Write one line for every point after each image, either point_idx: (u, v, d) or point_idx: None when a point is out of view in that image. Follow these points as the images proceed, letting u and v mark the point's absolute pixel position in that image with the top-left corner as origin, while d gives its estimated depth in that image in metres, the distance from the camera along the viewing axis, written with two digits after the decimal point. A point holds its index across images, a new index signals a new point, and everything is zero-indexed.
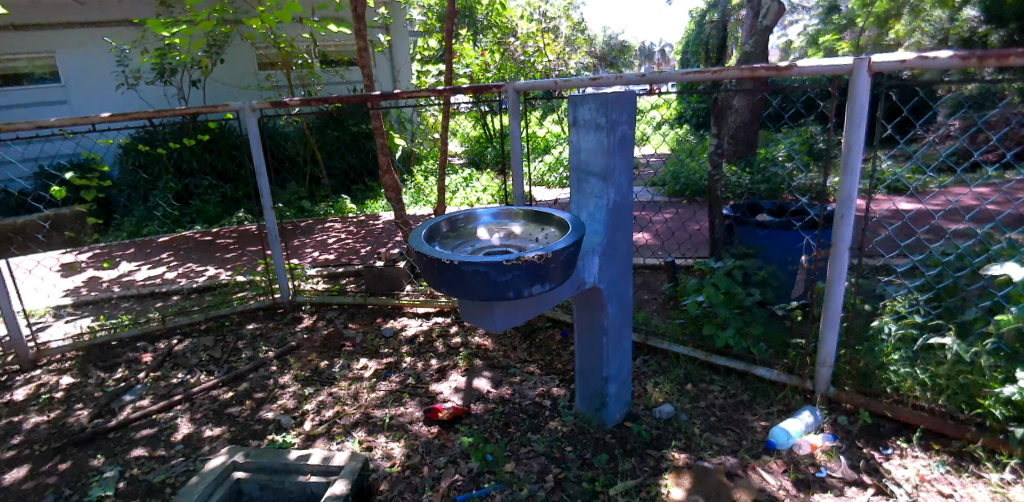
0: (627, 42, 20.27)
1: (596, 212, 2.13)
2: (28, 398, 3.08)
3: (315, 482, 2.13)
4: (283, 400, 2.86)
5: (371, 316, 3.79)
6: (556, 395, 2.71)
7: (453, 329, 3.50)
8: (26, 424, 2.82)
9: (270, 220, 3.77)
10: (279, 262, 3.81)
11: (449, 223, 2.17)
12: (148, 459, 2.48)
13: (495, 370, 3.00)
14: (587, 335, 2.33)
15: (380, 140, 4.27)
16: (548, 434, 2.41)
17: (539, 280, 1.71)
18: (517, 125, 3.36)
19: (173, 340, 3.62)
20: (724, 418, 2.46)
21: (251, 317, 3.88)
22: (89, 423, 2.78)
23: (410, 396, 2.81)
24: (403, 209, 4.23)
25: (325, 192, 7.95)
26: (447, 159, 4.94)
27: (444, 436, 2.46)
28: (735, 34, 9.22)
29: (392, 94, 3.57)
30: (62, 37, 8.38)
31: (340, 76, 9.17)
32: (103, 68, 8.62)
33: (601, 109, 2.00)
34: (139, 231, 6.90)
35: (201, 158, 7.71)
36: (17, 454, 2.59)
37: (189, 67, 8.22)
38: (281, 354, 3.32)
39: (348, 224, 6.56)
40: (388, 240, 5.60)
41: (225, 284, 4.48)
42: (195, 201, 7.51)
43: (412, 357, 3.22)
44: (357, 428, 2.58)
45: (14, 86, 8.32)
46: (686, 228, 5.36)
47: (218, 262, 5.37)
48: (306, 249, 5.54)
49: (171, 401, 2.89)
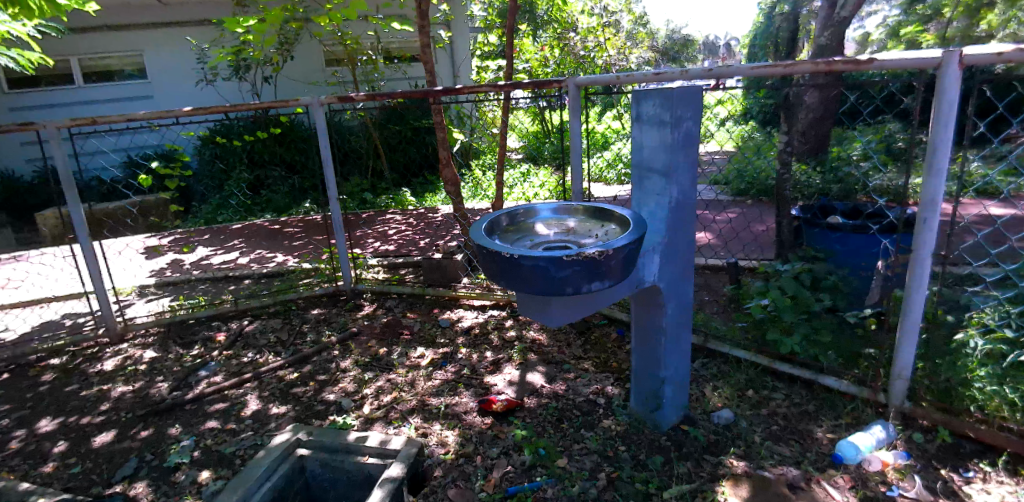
0: (691, 36, 19.53)
1: (657, 211, 2.09)
2: (117, 368, 3.36)
3: (372, 464, 2.25)
4: (344, 384, 2.97)
5: (428, 306, 3.86)
6: (611, 393, 2.68)
7: (509, 323, 3.52)
8: (114, 393, 3.08)
9: (335, 210, 3.90)
10: (342, 252, 3.93)
11: (509, 217, 2.18)
12: (220, 431, 2.64)
13: (549, 365, 3.00)
14: (644, 336, 2.30)
15: (440, 134, 4.34)
16: (601, 432, 2.39)
17: (598, 278, 1.69)
18: (577, 121, 3.32)
19: (244, 321, 3.82)
20: (787, 428, 2.37)
21: (315, 302, 4.03)
22: (169, 395, 2.99)
23: (464, 387, 2.86)
24: (461, 203, 4.28)
25: (387, 185, 8.17)
26: (505, 155, 4.96)
27: (498, 428, 2.48)
28: (807, 26, 8.77)
29: (453, 89, 3.60)
30: (148, 36, 8.99)
31: (402, 72, 9.35)
32: (184, 65, 9.16)
33: (665, 105, 1.96)
34: (215, 218, 7.34)
35: (271, 150, 8.06)
36: (106, 419, 2.83)
37: (262, 64, 8.65)
38: (342, 339, 3.44)
39: (408, 216, 6.73)
40: (446, 233, 5.69)
41: (292, 270, 4.68)
42: (266, 191, 7.91)
43: (467, 349, 3.26)
44: (413, 415, 2.64)
45: (107, 82, 9.05)
46: (751, 230, 5.18)
47: (286, 249, 5.61)
48: (368, 240, 5.70)
49: (241, 379, 3.05)
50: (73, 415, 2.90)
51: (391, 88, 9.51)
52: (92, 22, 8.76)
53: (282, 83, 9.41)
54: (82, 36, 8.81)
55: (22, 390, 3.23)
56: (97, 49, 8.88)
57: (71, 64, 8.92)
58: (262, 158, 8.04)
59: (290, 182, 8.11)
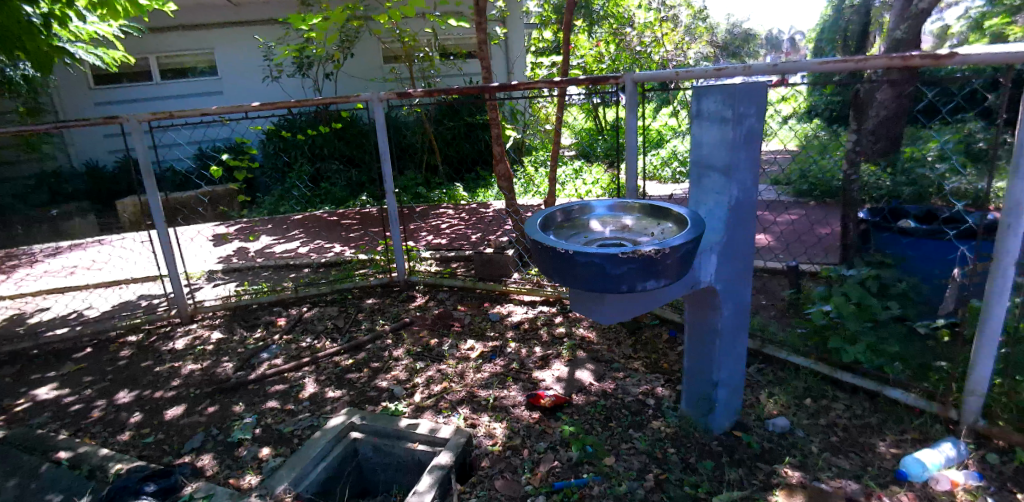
0: (752, 31, 18.85)
1: (716, 210, 2.04)
2: (187, 347, 3.57)
3: (422, 451, 2.32)
4: (396, 372, 3.05)
5: (479, 300, 3.90)
6: (661, 395, 2.65)
7: (558, 319, 3.52)
8: (184, 370, 3.28)
9: (391, 203, 4.00)
10: (397, 244, 4.04)
11: (564, 213, 2.17)
12: (279, 411, 2.77)
13: (598, 363, 2.99)
14: (697, 338, 2.26)
15: (495, 130, 4.38)
16: (650, 433, 2.37)
17: (654, 276, 1.68)
18: (633, 118, 3.28)
19: (303, 308, 3.98)
20: (847, 440, 2.27)
21: (370, 292, 4.15)
22: (233, 375, 3.16)
23: (513, 381, 2.88)
24: (513, 199, 4.31)
25: (440, 179, 8.31)
26: (559, 151, 4.95)
27: (545, 423, 2.50)
28: (880, 19, 8.30)
29: (509, 85, 3.62)
30: (220, 35, 9.47)
31: (457, 69, 9.49)
32: (252, 63, 9.59)
33: (728, 102, 1.91)
34: (278, 209, 7.67)
35: (330, 144, 8.35)
36: (177, 394, 3.03)
37: (324, 60, 8.97)
38: (395, 329, 3.54)
39: (460, 211, 6.82)
40: (497, 228, 5.73)
41: (348, 261, 4.84)
42: (325, 184, 8.20)
43: (517, 343, 3.28)
44: (462, 405, 2.69)
45: (182, 79, 9.60)
46: (814, 233, 4.96)
47: (343, 240, 5.80)
48: (421, 233, 5.82)
49: (300, 362, 3.19)
50: (147, 389, 3.12)
51: (447, 84, 9.66)
52: (169, 22, 9.30)
53: (342, 79, 9.71)
54: (160, 35, 9.37)
55: (104, 364, 3.49)
56: (174, 47, 9.43)
57: (150, 62, 9.50)
58: (322, 151, 8.35)
59: (348, 176, 8.38)
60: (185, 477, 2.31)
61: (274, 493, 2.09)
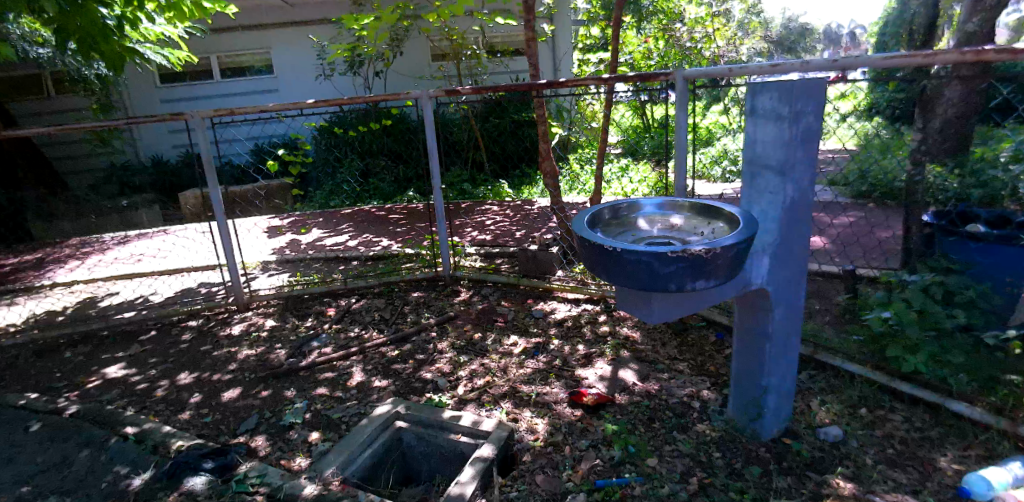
0: (810, 25, 18.13)
1: (769, 210, 1.99)
2: (243, 333, 3.75)
3: (464, 442, 2.37)
4: (440, 364, 3.11)
5: (523, 296, 3.92)
6: (706, 398, 2.60)
7: (602, 318, 3.50)
8: (240, 355, 3.44)
9: (438, 199, 4.07)
10: (443, 239, 4.10)
11: (612, 210, 2.16)
12: (328, 398, 2.87)
13: (642, 363, 2.96)
14: (747, 341, 2.21)
15: (541, 127, 4.39)
16: (694, 436, 2.33)
17: (703, 276, 1.65)
18: (683, 115, 3.22)
19: (352, 299, 4.10)
20: (905, 453, 2.17)
21: (416, 285, 4.23)
22: (286, 361, 3.30)
23: (556, 378, 2.89)
24: (559, 196, 4.30)
25: (485, 176, 8.38)
26: (606, 149, 4.92)
27: (587, 421, 2.50)
28: (951, 11, 7.85)
29: (557, 82, 3.62)
30: (276, 35, 9.82)
31: (505, 66, 9.54)
32: (306, 61, 9.92)
33: (784, 99, 1.86)
34: (328, 203, 7.92)
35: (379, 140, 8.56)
36: (233, 378, 3.18)
37: (374, 59, 9.19)
38: (440, 322, 3.61)
39: (505, 207, 6.86)
40: (542, 225, 5.74)
41: (395, 255, 4.95)
42: (373, 179, 8.41)
43: (560, 340, 3.29)
44: (504, 400, 2.72)
45: (241, 77, 10.03)
46: (872, 236, 4.75)
47: (390, 234, 5.93)
48: (466, 229, 5.89)
49: (348, 352, 3.30)
50: (206, 372, 3.29)
51: (494, 82, 9.73)
52: (230, 23, 9.72)
53: (391, 77, 9.92)
54: (221, 35, 9.80)
55: (167, 347, 3.70)
56: (234, 47, 9.84)
57: (212, 61, 9.96)
58: (371, 148, 8.56)
59: (395, 171, 8.56)
60: (240, 456, 2.43)
61: (323, 476, 2.19)
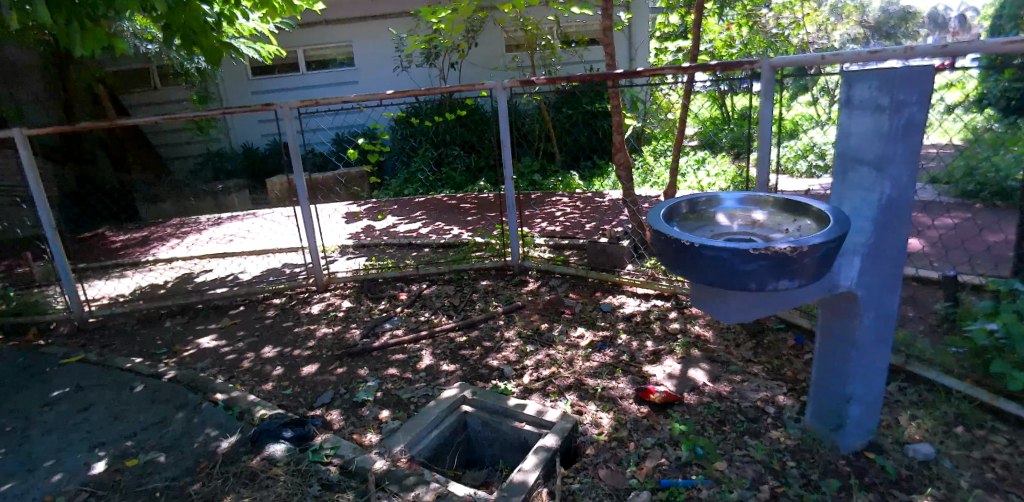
0: (914, 9, 16.63)
1: (862, 207, 1.86)
2: (322, 313, 3.96)
3: (528, 430, 2.40)
4: (506, 353, 3.15)
5: (591, 289, 3.89)
6: (782, 404, 2.48)
7: (672, 314, 3.41)
8: (319, 333, 3.64)
9: (509, 189, 4.10)
10: (513, 228, 4.13)
11: (690, 204, 2.10)
12: (399, 378, 2.98)
13: (713, 363, 2.86)
14: (830, 347, 2.09)
15: (616, 119, 4.30)
16: (767, 443, 2.23)
17: (787, 275, 1.57)
18: (768, 106, 3.07)
19: (423, 284, 4.23)
20: (1008, 479, 1.97)
21: (484, 274, 4.29)
22: (360, 341, 3.46)
23: (622, 373, 2.85)
24: (631, 188, 4.21)
25: (556, 167, 8.35)
26: (682, 141, 4.77)
27: (654, 418, 2.45)
28: None
29: (634, 72, 3.53)
30: (358, 29, 10.19)
31: (579, 57, 9.45)
32: (385, 54, 10.25)
33: (884, 88, 1.72)
34: (402, 192, 8.19)
35: (453, 131, 8.74)
36: (312, 354, 3.37)
37: (450, 50, 9.35)
38: (507, 311, 3.65)
39: (575, 199, 6.81)
40: (612, 218, 5.66)
41: (465, 243, 5.05)
42: (446, 168, 8.59)
43: (628, 335, 3.24)
44: (569, 391, 2.72)
45: (324, 70, 10.50)
46: (980, 240, 4.33)
47: (461, 223, 6.04)
48: (536, 220, 5.90)
49: (418, 335, 3.41)
50: (288, 347, 3.50)
51: (567, 72, 9.66)
52: (316, 18, 10.18)
53: (466, 68, 10.06)
54: (308, 30, 10.29)
55: (254, 321, 3.98)
56: (319, 41, 10.32)
57: (298, 55, 10.49)
58: (444, 138, 8.75)
59: (467, 161, 8.72)
60: (317, 428, 2.58)
61: (392, 452, 2.29)
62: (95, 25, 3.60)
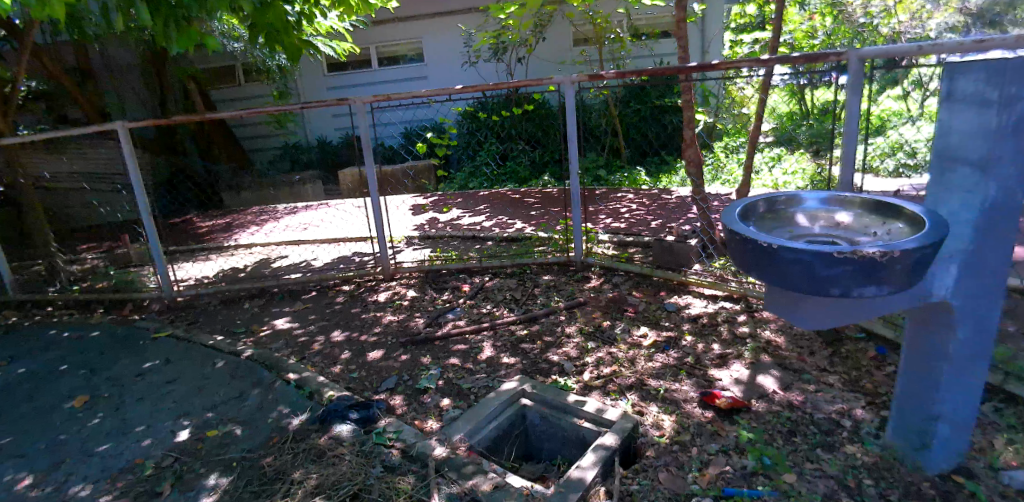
0: None
1: (962, 211, 1.71)
2: (388, 301, 4.09)
3: (587, 428, 2.38)
4: (567, 348, 3.14)
5: (655, 288, 3.80)
6: (859, 417, 2.33)
7: (741, 318, 3.27)
8: (385, 320, 3.77)
9: (574, 184, 4.07)
10: (577, 224, 4.10)
11: (768, 204, 2.02)
12: (460, 368, 3.04)
13: (785, 371, 2.73)
14: (917, 360, 1.93)
15: (688, 113, 4.17)
16: (842, 458, 2.11)
17: (874, 282, 1.47)
18: (855, 100, 2.88)
19: (486, 277, 4.28)
20: None
21: (547, 269, 4.28)
22: (424, 330, 3.54)
23: (686, 375, 2.78)
24: (701, 185, 4.08)
25: (621, 163, 8.22)
26: (758, 137, 4.57)
27: (718, 424, 2.37)
28: None
29: (709, 64, 3.40)
30: (428, 26, 10.40)
31: (649, 50, 9.26)
32: (454, 49, 10.42)
33: (993, 80, 1.57)
34: (467, 185, 8.32)
35: (518, 126, 8.78)
36: (378, 340, 3.49)
37: (518, 45, 9.39)
38: (569, 307, 3.63)
39: (641, 196, 6.67)
40: (679, 215, 5.51)
41: (528, 237, 5.06)
42: (510, 163, 8.65)
43: (693, 337, 3.14)
44: (630, 391, 2.67)
45: (395, 66, 10.79)
46: None
47: (524, 217, 6.06)
48: (600, 216, 5.83)
49: (480, 327, 3.45)
50: (356, 332, 3.64)
51: (636, 66, 9.49)
52: (388, 15, 10.47)
53: (533, 63, 10.07)
54: (380, 27, 10.60)
55: (325, 306, 4.17)
56: (390, 37, 10.61)
57: (371, 51, 10.83)
58: (509, 132, 8.82)
59: (531, 156, 8.74)
60: (381, 411, 2.67)
61: (452, 440, 2.34)
62: (189, 25, 3.85)
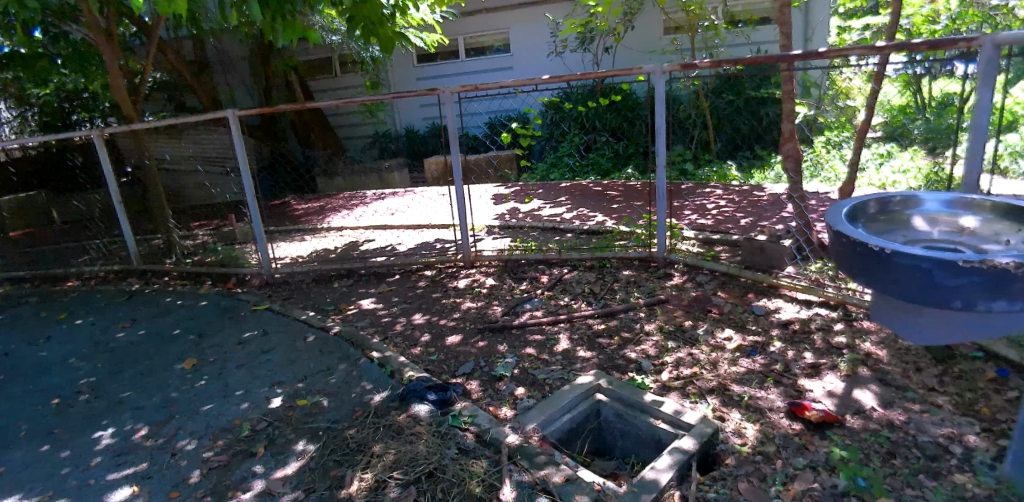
0: None
1: None
2: (467, 288, 4.18)
3: (664, 429, 2.32)
4: (645, 346, 3.06)
5: (743, 289, 3.61)
6: (973, 444, 2.10)
7: (838, 326, 3.04)
8: (464, 306, 3.85)
9: (660, 178, 3.94)
10: (661, 219, 3.97)
11: (881, 204, 2.20)
12: (536, 358, 3.05)
13: (886, 386, 2.51)
14: None
15: (788, 105, 3.90)
16: (950, 487, 1.90)
17: (1003, 297, 1.60)
18: (988, 93, 2.58)
19: (564, 269, 4.26)
20: None
21: (627, 264, 4.19)
22: (501, 318, 3.59)
23: (774, 383, 2.62)
24: (799, 183, 3.83)
25: (710, 157, 7.89)
26: (866, 132, 4.22)
27: (807, 438, 2.22)
28: None
29: (816, 53, 3.15)
30: (516, 16, 10.43)
31: (745, 37, 8.80)
32: (540, 40, 10.40)
33: None
34: (548, 177, 8.33)
35: (602, 117, 8.66)
36: (457, 325, 3.58)
37: (605, 34, 9.22)
38: (650, 304, 3.54)
39: (730, 192, 6.36)
40: (772, 214, 5.20)
41: (609, 230, 4.98)
42: (593, 154, 8.57)
43: (783, 343, 2.96)
44: (711, 395, 2.57)
45: (482, 57, 10.92)
46: None
47: (606, 210, 5.97)
48: (685, 211, 5.63)
49: (557, 318, 3.45)
50: (436, 316, 3.75)
51: (730, 55, 9.06)
52: (477, 6, 10.59)
53: (620, 53, 9.86)
54: (469, 18, 10.75)
55: (407, 290, 4.33)
56: (478, 28, 10.73)
57: (459, 42, 11.00)
58: (593, 124, 8.73)
59: (615, 148, 8.60)
60: (457, 395, 2.73)
61: (525, 429, 2.36)
62: (293, 19, 4.09)
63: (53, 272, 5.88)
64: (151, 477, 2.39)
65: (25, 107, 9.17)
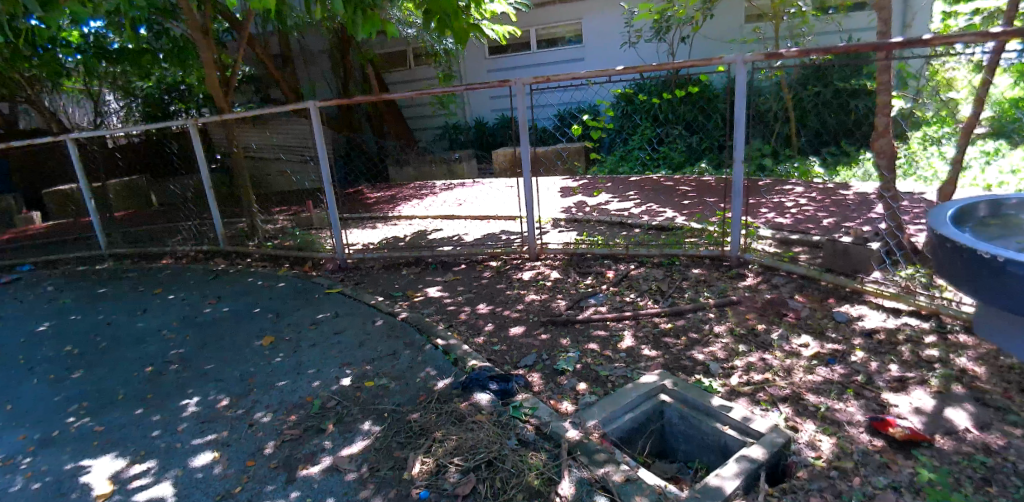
0: None
1: None
2: (532, 280, 4.19)
3: (731, 436, 2.24)
4: (713, 348, 2.95)
5: (823, 293, 3.40)
6: None
7: (931, 338, 2.80)
8: (527, 298, 3.87)
9: (737, 174, 3.77)
10: (736, 216, 3.81)
11: (993, 210, 2.51)
12: (598, 354, 3.01)
13: (984, 407, 2.29)
14: None
15: (883, 96, 3.60)
16: None
17: None
18: None
19: (631, 265, 4.18)
20: None
21: (697, 262, 4.05)
22: (565, 312, 3.58)
23: (854, 395, 2.46)
24: (893, 182, 3.55)
25: (792, 152, 7.48)
26: (975, 128, 3.85)
27: (890, 456, 2.06)
28: None
29: (925, 41, 2.87)
30: (589, 6, 10.28)
31: (836, 24, 8.27)
32: (614, 30, 10.21)
33: None
34: (618, 170, 8.20)
35: (677, 109, 8.45)
36: (520, 316, 3.61)
37: (682, 23, 8.91)
38: (720, 305, 3.40)
39: (812, 189, 6.01)
40: (860, 214, 4.87)
41: (679, 227, 4.83)
42: (664, 147, 8.35)
43: (866, 354, 2.77)
44: (784, 403, 2.44)
45: (554, 48, 10.85)
46: None
47: (676, 206, 5.80)
48: (761, 209, 5.37)
49: (622, 315, 3.39)
50: (500, 307, 3.79)
51: (819, 43, 8.56)
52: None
53: (697, 43, 9.54)
54: (542, 10, 10.71)
55: (473, 279, 4.40)
56: (551, 19, 10.67)
57: (531, 33, 10.97)
58: (667, 116, 8.51)
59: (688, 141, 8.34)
60: (519, 387, 2.75)
61: (586, 425, 2.34)
62: (372, 13, 4.19)
63: (151, 249, 6.43)
64: (230, 445, 2.57)
65: (131, 98, 10.03)
